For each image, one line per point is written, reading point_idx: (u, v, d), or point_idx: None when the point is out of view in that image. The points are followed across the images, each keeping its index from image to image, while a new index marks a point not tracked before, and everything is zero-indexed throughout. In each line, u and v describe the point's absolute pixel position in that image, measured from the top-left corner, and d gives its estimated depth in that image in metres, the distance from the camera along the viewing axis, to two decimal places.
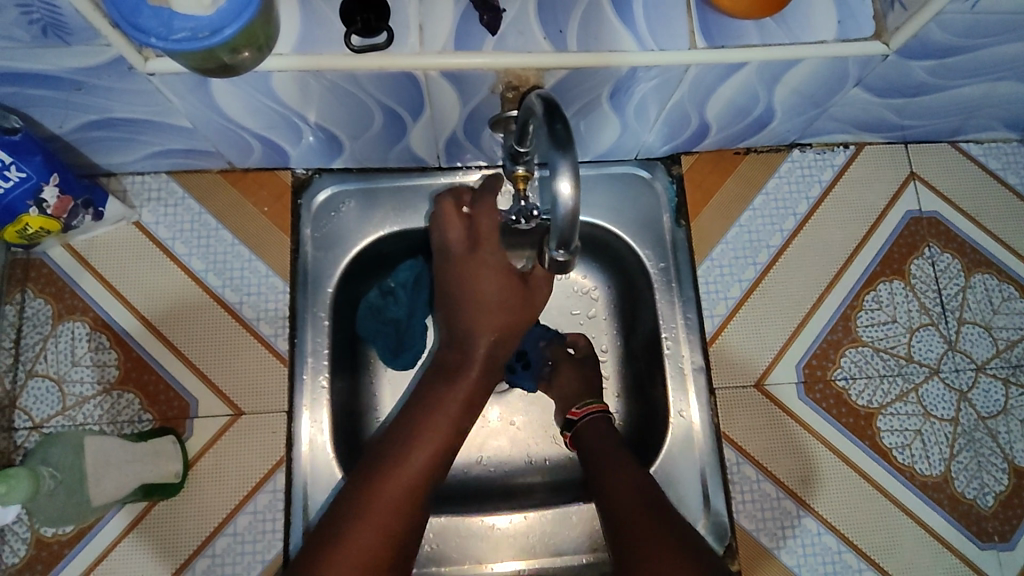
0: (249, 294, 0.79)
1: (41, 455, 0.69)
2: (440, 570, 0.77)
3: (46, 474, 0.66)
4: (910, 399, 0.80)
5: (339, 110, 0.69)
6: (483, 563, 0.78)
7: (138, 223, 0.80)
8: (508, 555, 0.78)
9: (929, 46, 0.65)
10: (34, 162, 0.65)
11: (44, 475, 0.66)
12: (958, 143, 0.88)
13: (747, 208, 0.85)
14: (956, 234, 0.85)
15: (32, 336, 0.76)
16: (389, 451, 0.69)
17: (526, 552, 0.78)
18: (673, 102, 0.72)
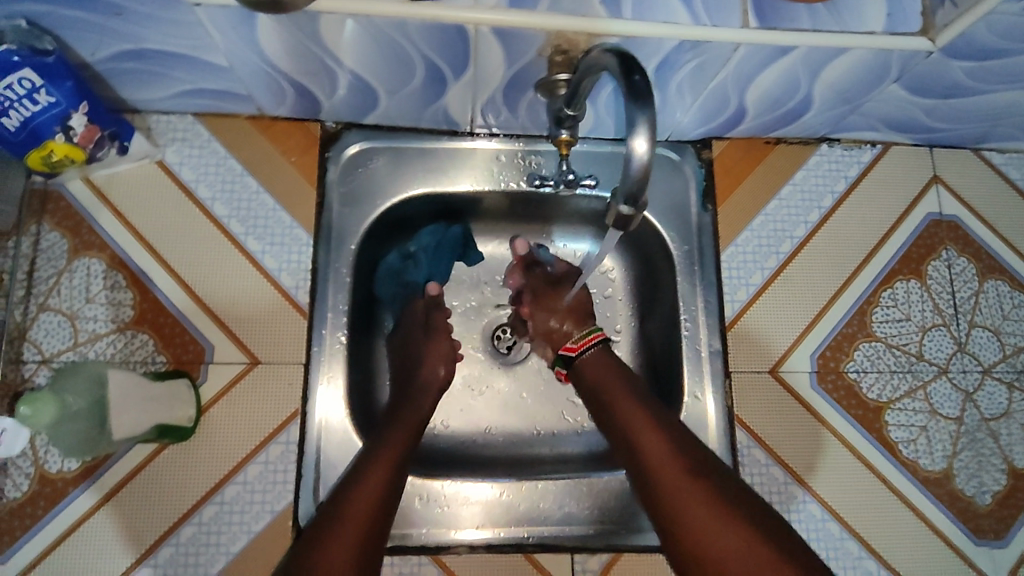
0: (272, 244, 0.78)
1: (61, 384, 0.65)
2: (396, 534, 0.74)
3: (67, 400, 0.63)
4: (918, 396, 0.81)
5: (381, 61, 0.68)
6: (445, 529, 0.75)
7: (161, 161, 0.78)
8: (472, 522, 0.75)
9: (974, 46, 0.66)
10: (65, 87, 0.63)
11: (69, 401, 0.63)
12: (981, 150, 0.89)
13: (774, 197, 0.85)
14: (973, 239, 0.87)
15: (45, 270, 0.74)
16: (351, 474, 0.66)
17: (489, 521, 0.75)
18: (716, 83, 0.72)
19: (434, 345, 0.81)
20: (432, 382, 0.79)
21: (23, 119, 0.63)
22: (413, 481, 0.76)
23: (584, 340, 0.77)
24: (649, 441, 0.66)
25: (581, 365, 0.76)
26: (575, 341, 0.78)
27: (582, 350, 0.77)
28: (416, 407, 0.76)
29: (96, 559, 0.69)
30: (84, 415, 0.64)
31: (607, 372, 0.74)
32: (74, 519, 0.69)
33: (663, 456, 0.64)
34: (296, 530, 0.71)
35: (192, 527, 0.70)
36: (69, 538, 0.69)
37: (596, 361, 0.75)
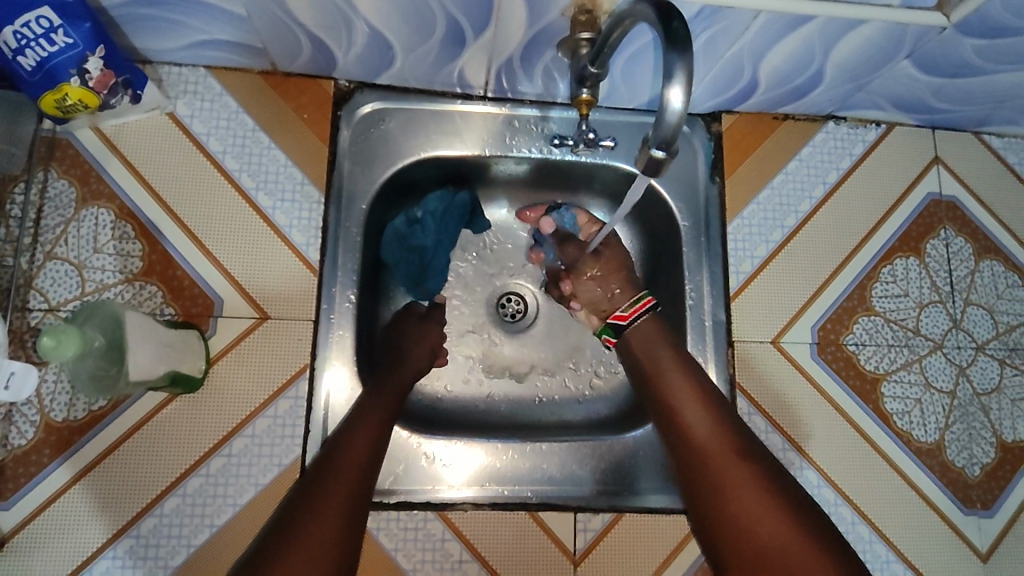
0: (283, 200, 0.77)
1: (86, 316, 0.60)
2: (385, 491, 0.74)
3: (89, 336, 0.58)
4: (914, 369, 0.83)
5: (402, 15, 0.67)
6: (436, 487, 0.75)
7: (172, 114, 0.77)
8: (460, 481, 0.76)
9: (987, 24, 0.67)
10: (82, 29, 0.62)
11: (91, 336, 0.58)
12: (982, 134, 0.91)
13: (780, 171, 0.86)
14: (971, 220, 0.89)
15: (53, 218, 0.73)
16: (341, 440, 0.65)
17: (477, 480, 0.76)
18: (733, 51, 0.73)
19: (411, 327, 0.81)
20: (417, 354, 0.78)
21: (39, 59, 0.62)
22: (415, 440, 0.76)
23: (634, 309, 0.77)
24: (694, 417, 0.66)
25: (630, 334, 0.76)
26: (626, 309, 0.77)
27: (632, 319, 0.77)
28: (402, 377, 0.75)
29: (102, 507, 0.68)
30: (102, 353, 0.60)
31: (658, 345, 0.74)
32: (78, 468, 0.69)
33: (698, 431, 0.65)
34: None
35: (200, 478, 0.70)
36: (49, 509, 0.68)
37: (641, 330, 0.75)
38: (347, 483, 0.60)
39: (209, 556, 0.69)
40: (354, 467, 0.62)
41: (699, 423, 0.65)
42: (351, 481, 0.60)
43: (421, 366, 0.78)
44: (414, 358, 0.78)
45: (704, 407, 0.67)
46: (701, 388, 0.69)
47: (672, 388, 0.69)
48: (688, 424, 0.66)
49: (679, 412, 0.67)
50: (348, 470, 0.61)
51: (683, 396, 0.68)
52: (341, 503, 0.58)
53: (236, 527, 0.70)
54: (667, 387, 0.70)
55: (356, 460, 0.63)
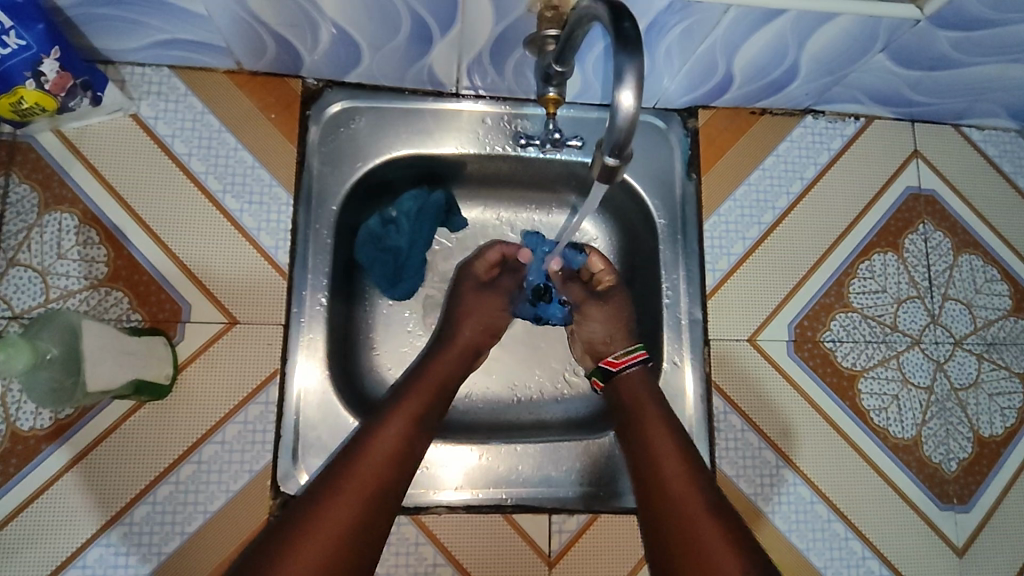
0: (251, 202, 0.76)
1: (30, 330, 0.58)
2: None
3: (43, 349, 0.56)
4: (891, 365, 0.83)
5: (366, 13, 0.66)
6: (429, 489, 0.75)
7: (136, 115, 0.76)
8: (456, 484, 0.75)
9: (962, 16, 0.66)
10: (35, 30, 0.61)
11: (43, 348, 0.56)
12: (961, 127, 0.90)
13: (757, 167, 0.85)
14: (950, 214, 0.88)
15: (15, 224, 0.72)
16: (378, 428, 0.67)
17: (474, 482, 0.76)
18: (705, 47, 0.71)
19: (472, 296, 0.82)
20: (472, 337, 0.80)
21: None
22: None
23: (628, 356, 0.76)
24: (671, 465, 0.66)
25: (620, 380, 0.75)
26: (619, 356, 0.76)
27: (623, 366, 0.75)
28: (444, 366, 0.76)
29: (70, 516, 0.68)
30: (57, 365, 0.57)
31: (643, 389, 0.73)
32: (47, 477, 0.68)
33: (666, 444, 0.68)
34: (273, 489, 0.71)
35: (169, 486, 0.70)
36: (10, 525, 0.67)
37: (631, 378, 0.74)
38: (364, 489, 0.62)
39: (180, 563, 0.69)
40: (376, 466, 0.64)
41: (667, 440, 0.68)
42: (373, 482, 0.63)
43: (475, 340, 0.80)
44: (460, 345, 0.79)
45: (682, 455, 0.67)
46: (676, 430, 0.69)
47: (653, 430, 0.69)
48: (658, 450, 0.67)
49: (658, 460, 0.66)
50: (366, 473, 0.63)
51: (661, 443, 0.68)
52: (349, 515, 0.61)
53: (207, 535, 0.69)
54: (649, 430, 0.69)
55: (376, 463, 0.64)
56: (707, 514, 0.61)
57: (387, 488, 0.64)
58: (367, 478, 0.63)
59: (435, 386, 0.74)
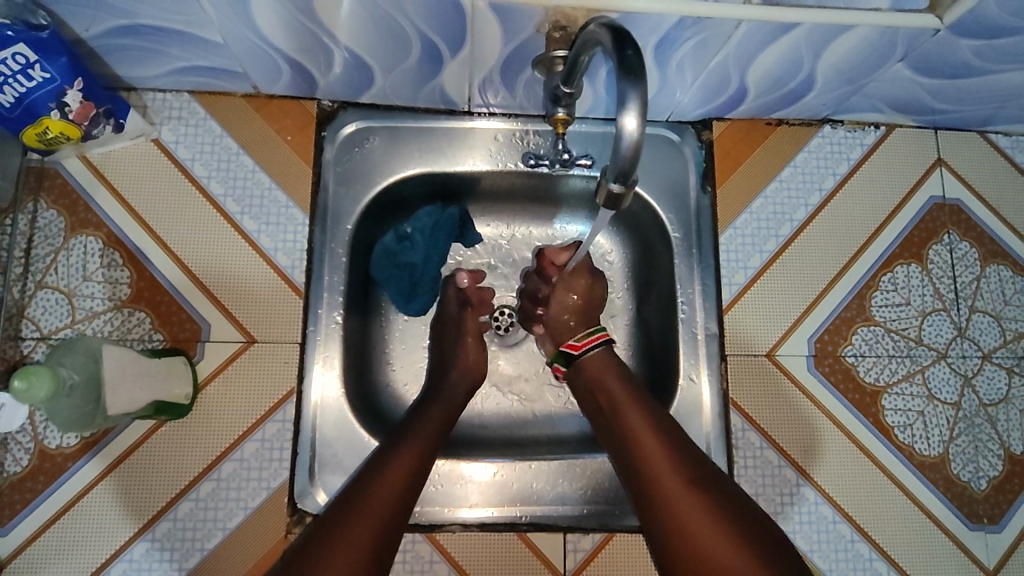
0: (268, 223, 0.78)
1: (57, 357, 0.62)
2: (422, 511, 0.75)
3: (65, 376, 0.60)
4: (916, 381, 0.80)
5: (377, 38, 0.67)
6: (457, 508, 0.76)
7: (157, 140, 0.78)
8: (486, 502, 0.76)
9: (983, 24, 0.64)
10: (59, 63, 0.63)
11: (66, 374, 0.61)
12: (987, 133, 0.88)
13: (774, 178, 0.84)
14: (975, 223, 0.85)
15: (43, 248, 0.74)
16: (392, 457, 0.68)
17: (502, 499, 0.76)
18: (717, 62, 0.71)
19: (470, 343, 0.82)
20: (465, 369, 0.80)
21: (17, 95, 0.63)
22: (447, 463, 0.77)
23: (588, 338, 0.77)
24: (665, 456, 0.65)
25: (584, 363, 0.76)
26: (579, 339, 0.78)
27: (584, 349, 0.77)
28: (448, 398, 0.78)
29: (97, 532, 0.70)
30: (75, 391, 0.61)
31: (614, 378, 0.73)
32: (73, 493, 0.70)
33: (646, 430, 0.68)
34: (290, 506, 0.72)
35: (190, 503, 0.71)
36: (38, 540, 0.69)
37: (598, 361, 0.76)
38: (379, 516, 0.63)
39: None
40: (391, 494, 0.65)
41: (645, 429, 0.68)
42: (386, 510, 0.64)
43: (472, 379, 0.81)
44: (458, 378, 0.80)
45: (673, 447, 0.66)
46: (658, 418, 0.69)
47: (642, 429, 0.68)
48: (646, 447, 0.67)
49: (652, 452, 0.66)
50: (379, 503, 0.64)
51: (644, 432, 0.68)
52: (365, 537, 0.61)
53: (226, 552, 0.71)
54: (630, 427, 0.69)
55: (388, 495, 0.65)
56: (703, 503, 0.61)
57: (396, 516, 0.64)
58: (380, 508, 0.64)
59: (440, 425, 0.74)
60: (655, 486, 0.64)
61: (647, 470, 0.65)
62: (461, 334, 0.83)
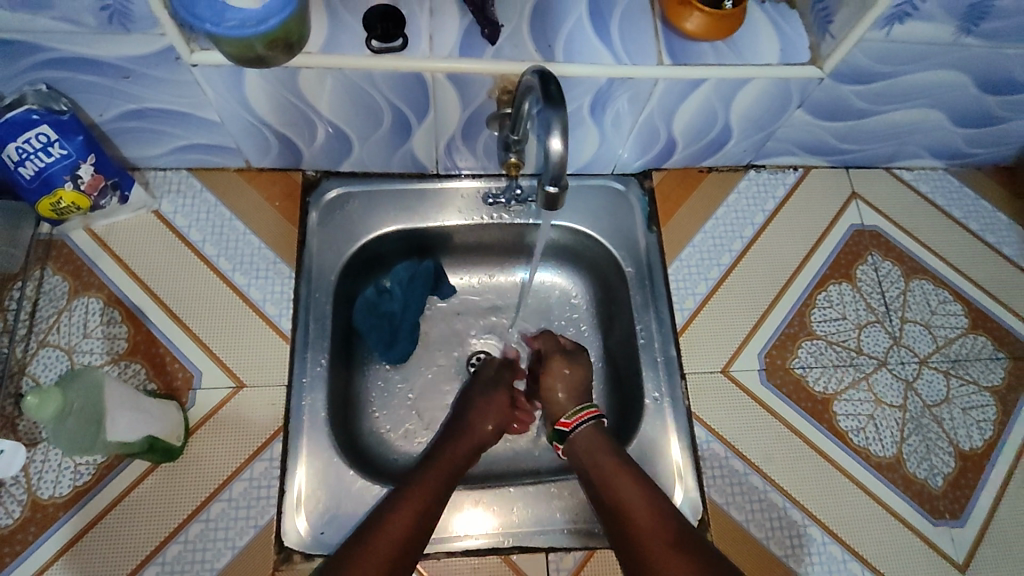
0: (258, 278, 0.85)
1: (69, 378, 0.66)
2: None
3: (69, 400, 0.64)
4: (862, 387, 0.87)
5: (353, 110, 0.78)
6: (441, 537, 0.78)
7: (157, 211, 0.86)
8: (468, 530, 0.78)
9: (857, 72, 0.77)
10: (76, 141, 0.72)
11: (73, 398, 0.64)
12: (892, 169, 1.00)
13: (711, 216, 0.95)
14: (894, 245, 0.96)
15: (47, 310, 0.80)
16: (396, 511, 0.71)
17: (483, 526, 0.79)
18: (645, 116, 0.83)
19: (496, 393, 0.87)
20: (477, 429, 0.83)
21: (37, 169, 0.72)
22: None
23: (579, 414, 0.81)
24: (646, 520, 0.71)
25: (573, 442, 0.80)
26: (569, 416, 0.81)
27: (574, 426, 0.80)
28: (454, 454, 0.80)
29: None
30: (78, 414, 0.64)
31: (603, 446, 0.77)
32: (64, 541, 0.72)
33: (632, 496, 0.73)
34: (277, 543, 0.74)
35: (178, 545, 0.73)
36: None
37: (579, 439, 0.79)
38: (380, 560, 0.68)
39: None
40: (388, 546, 0.69)
41: (631, 496, 0.73)
42: (389, 559, 0.68)
43: (489, 431, 0.84)
44: (470, 439, 0.82)
45: (656, 511, 0.72)
46: (642, 482, 0.74)
47: (625, 494, 0.73)
48: (631, 513, 0.72)
49: (633, 518, 0.72)
50: (380, 552, 0.68)
51: (628, 494, 0.73)
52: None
53: None
54: (615, 490, 0.74)
55: (385, 549, 0.68)
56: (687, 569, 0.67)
57: (403, 558, 0.69)
58: (382, 553, 0.68)
59: (445, 480, 0.76)
60: (641, 552, 0.69)
61: (632, 536, 0.71)
62: (484, 382, 0.89)
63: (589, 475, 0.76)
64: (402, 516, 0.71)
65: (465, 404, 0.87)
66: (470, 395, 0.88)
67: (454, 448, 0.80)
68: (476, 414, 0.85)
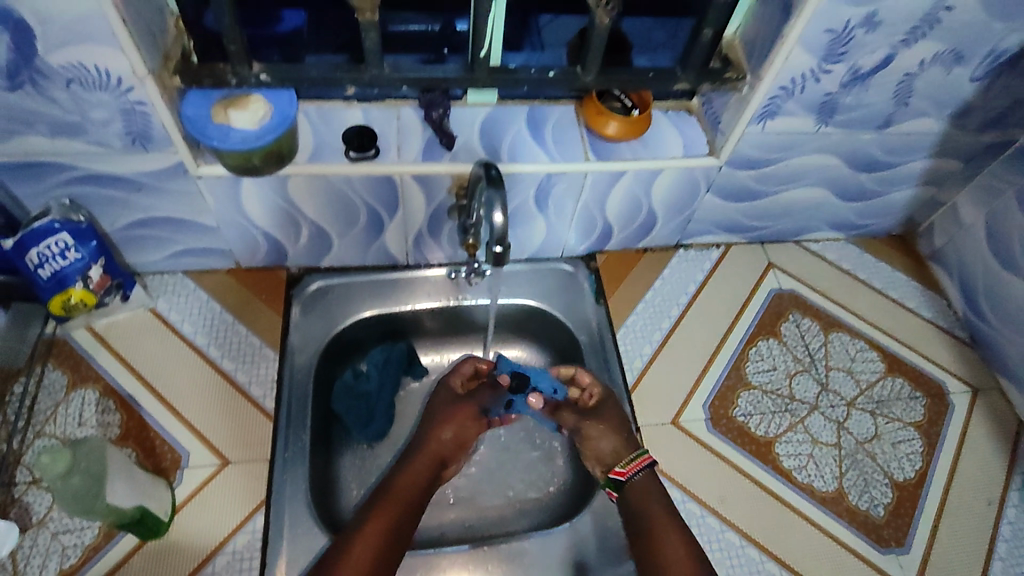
0: (244, 362, 0.93)
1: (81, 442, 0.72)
2: None
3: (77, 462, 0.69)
4: (799, 429, 0.96)
5: (333, 210, 0.92)
6: None
7: (153, 308, 0.96)
8: None
9: (748, 159, 0.95)
10: (90, 245, 0.84)
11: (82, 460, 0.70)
12: (802, 242, 1.16)
13: (649, 288, 1.08)
14: (812, 305, 1.10)
15: (45, 403, 0.87)
16: (358, 537, 0.77)
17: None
18: (582, 204, 0.98)
19: (463, 405, 0.93)
20: (436, 445, 0.90)
21: (54, 270, 0.82)
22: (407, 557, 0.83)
23: (633, 464, 0.86)
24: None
25: (630, 489, 0.85)
26: (625, 466, 0.86)
27: (631, 474, 0.85)
28: (411, 475, 0.86)
29: None
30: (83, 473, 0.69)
31: (654, 502, 0.84)
32: None
33: (680, 555, 0.79)
34: None
35: None
36: None
37: (642, 486, 0.85)
38: None
39: None
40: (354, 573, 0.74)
41: (679, 555, 0.79)
42: None
43: (451, 443, 0.91)
44: (429, 452, 0.89)
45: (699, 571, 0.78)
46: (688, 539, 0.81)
47: (671, 553, 0.79)
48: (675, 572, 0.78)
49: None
50: None
51: (673, 551, 0.80)
52: None
53: None
54: (661, 546, 0.80)
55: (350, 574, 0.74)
56: None
57: None
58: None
59: (403, 501, 0.83)
60: None
61: None
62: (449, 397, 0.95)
63: (639, 531, 0.82)
64: (364, 540, 0.77)
65: (426, 421, 0.93)
66: (432, 411, 0.94)
67: (411, 471, 0.87)
68: (436, 431, 0.91)
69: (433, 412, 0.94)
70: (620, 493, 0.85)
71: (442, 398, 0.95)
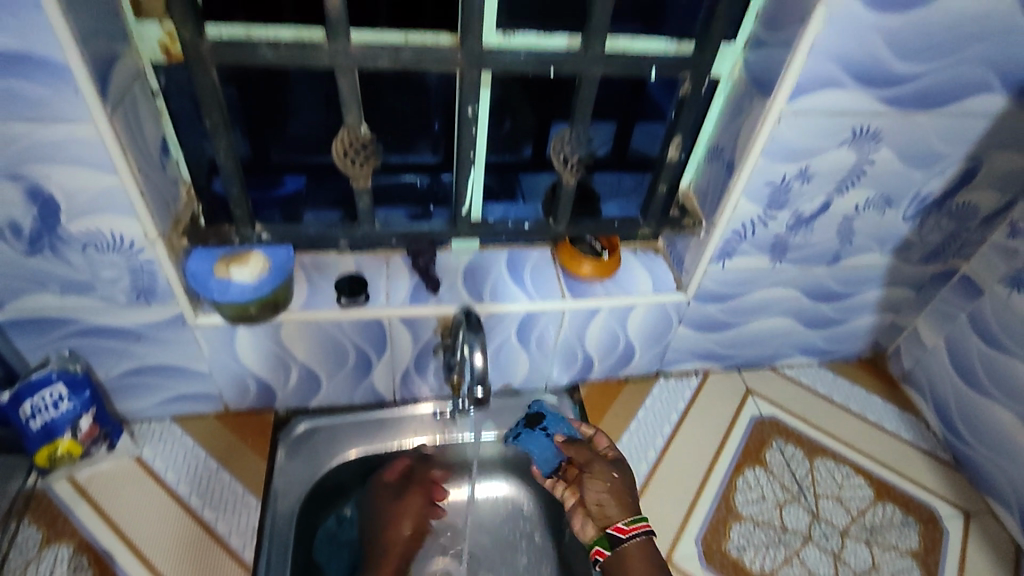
0: (225, 511, 0.92)
1: None
2: None
3: None
4: (795, 563, 0.96)
5: (322, 353, 0.95)
6: None
7: (137, 456, 0.96)
8: None
9: (714, 293, 1.01)
10: (83, 395, 0.86)
11: None
12: (777, 367, 1.20)
13: (633, 419, 1.09)
14: (793, 430, 1.11)
15: (17, 561, 0.85)
16: None
17: None
18: (562, 338, 1.03)
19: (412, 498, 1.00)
20: (396, 537, 0.98)
21: (46, 421, 0.85)
22: None
23: (635, 524, 0.88)
24: None
25: (624, 548, 0.87)
26: (627, 523, 0.88)
27: (630, 534, 0.87)
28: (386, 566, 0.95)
29: None
30: None
31: (644, 552, 0.87)
32: None
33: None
34: None
35: None
36: None
37: (635, 548, 0.87)
38: None
39: None
40: None
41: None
42: None
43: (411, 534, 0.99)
44: (394, 543, 0.97)
45: None
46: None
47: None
48: None
49: None
50: None
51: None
52: None
53: None
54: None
55: None
56: None
57: None
58: None
59: None
60: None
61: None
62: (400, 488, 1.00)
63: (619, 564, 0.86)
64: None
65: (376, 510, 0.99)
66: (380, 501, 1.00)
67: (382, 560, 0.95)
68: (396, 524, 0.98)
69: (382, 503, 0.99)
70: (613, 550, 0.87)
71: (383, 489, 1.00)
